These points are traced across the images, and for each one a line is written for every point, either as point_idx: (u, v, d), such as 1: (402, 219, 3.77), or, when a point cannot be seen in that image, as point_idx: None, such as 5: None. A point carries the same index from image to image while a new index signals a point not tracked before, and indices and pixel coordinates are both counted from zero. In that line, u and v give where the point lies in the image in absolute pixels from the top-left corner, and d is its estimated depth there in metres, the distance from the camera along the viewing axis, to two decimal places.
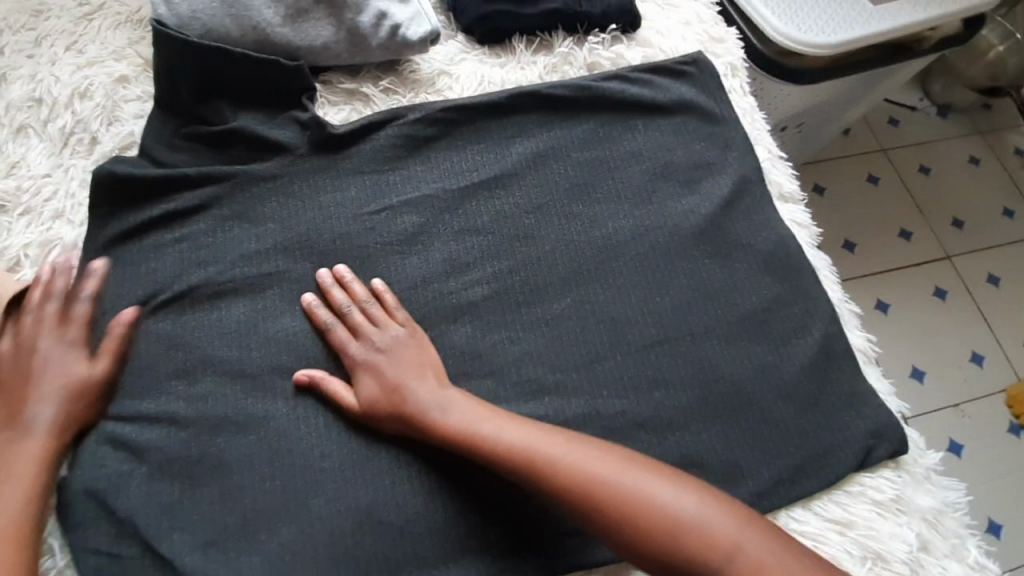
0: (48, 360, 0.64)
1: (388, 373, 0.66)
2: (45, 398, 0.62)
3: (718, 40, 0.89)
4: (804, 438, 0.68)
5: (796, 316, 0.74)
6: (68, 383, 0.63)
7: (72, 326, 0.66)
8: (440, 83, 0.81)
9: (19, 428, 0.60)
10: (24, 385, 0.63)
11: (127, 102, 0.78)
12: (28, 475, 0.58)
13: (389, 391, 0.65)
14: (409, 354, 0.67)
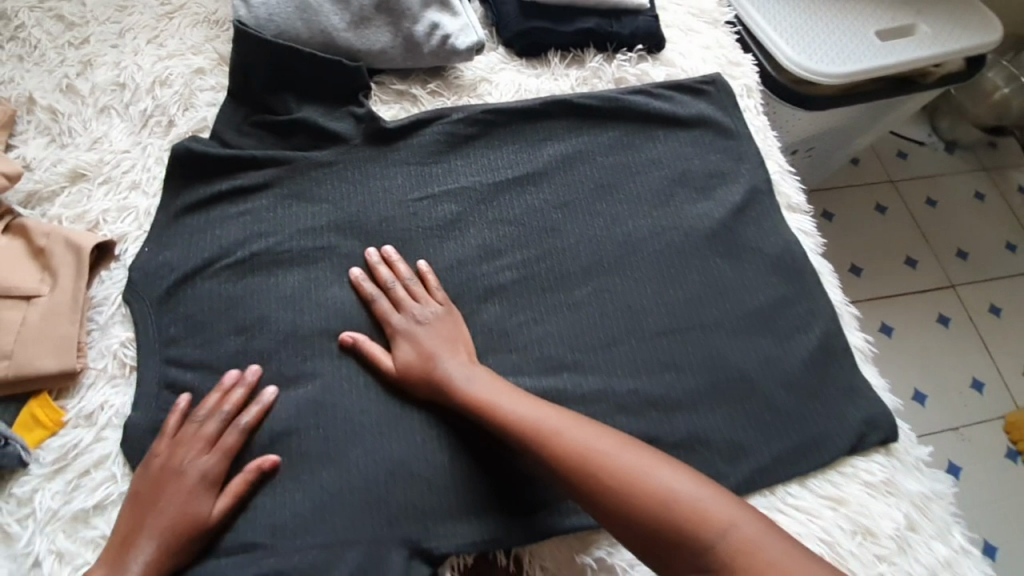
0: (176, 488, 0.63)
1: (424, 344, 0.72)
2: (157, 531, 0.61)
3: (735, 64, 0.98)
4: (803, 423, 0.74)
5: (800, 314, 0.80)
6: (179, 524, 0.62)
7: (208, 449, 0.66)
8: (481, 89, 0.89)
9: (119, 567, 0.59)
10: (138, 518, 0.61)
11: (202, 92, 0.86)
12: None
13: (425, 359, 0.71)
14: (444, 328, 0.74)
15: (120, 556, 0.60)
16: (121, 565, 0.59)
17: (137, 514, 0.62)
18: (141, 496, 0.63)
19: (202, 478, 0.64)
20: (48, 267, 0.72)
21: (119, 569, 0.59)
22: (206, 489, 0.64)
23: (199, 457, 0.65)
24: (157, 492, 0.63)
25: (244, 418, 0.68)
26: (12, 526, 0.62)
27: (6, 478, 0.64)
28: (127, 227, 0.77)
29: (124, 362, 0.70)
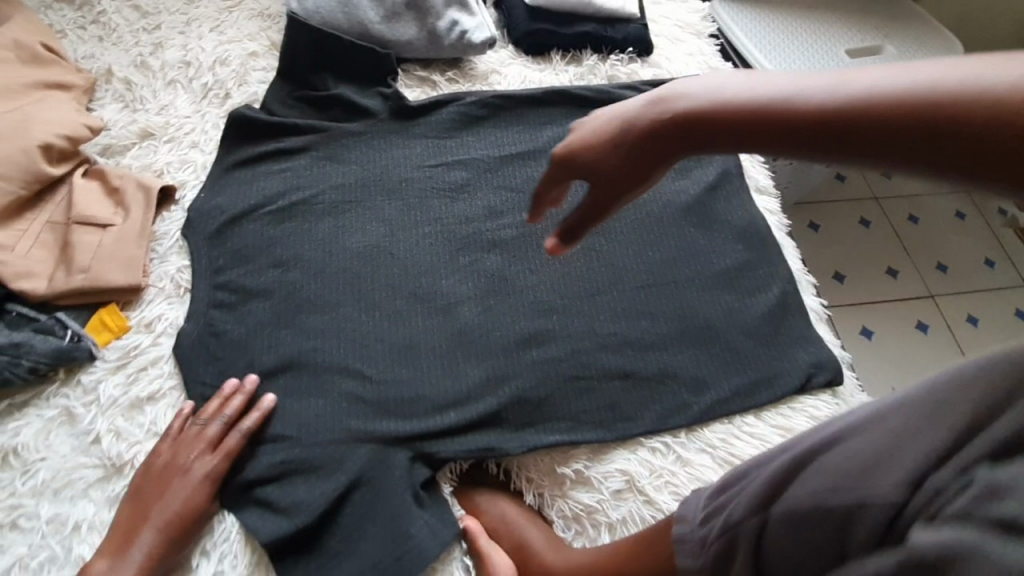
0: (179, 482, 0.68)
1: (607, 134, 0.51)
2: (160, 519, 0.65)
3: (714, 68, 1.12)
4: (759, 363, 0.85)
5: (762, 276, 0.93)
6: (180, 521, 0.66)
7: (207, 450, 0.70)
8: (492, 78, 1.03)
9: (123, 553, 0.63)
10: (140, 511, 0.66)
11: (255, 71, 1.02)
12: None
13: (597, 162, 0.51)
14: (620, 125, 0.51)
15: (121, 552, 0.64)
16: (124, 555, 0.63)
17: (138, 510, 0.66)
18: (142, 492, 0.67)
19: (204, 479, 0.68)
20: (121, 203, 0.86)
21: (119, 562, 0.63)
22: (205, 487, 0.68)
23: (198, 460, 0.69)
24: (159, 490, 0.67)
25: (245, 422, 0.73)
26: (78, 408, 0.73)
27: (76, 369, 0.75)
28: (187, 176, 0.92)
29: (180, 284, 0.82)
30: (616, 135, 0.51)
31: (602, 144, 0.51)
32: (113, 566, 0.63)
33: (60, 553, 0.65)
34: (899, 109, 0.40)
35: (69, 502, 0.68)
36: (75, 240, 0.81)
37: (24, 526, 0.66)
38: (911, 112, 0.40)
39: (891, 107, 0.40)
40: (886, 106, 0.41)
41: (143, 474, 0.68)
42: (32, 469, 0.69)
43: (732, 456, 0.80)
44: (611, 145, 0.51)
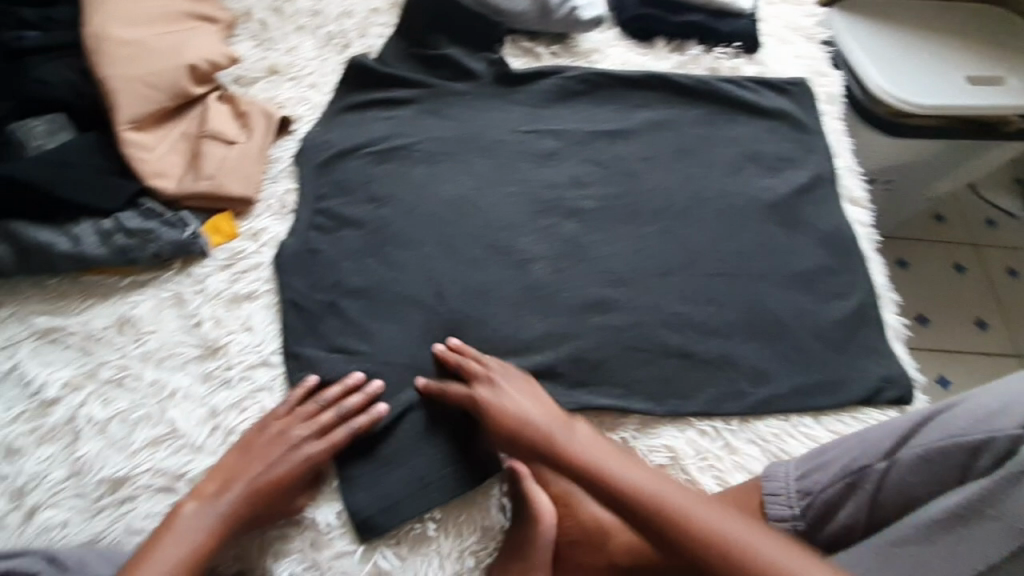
0: (280, 455, 0.70)
1: (517, 403, 0.73)
2: (251, 485, 0.67)
3: (821, 73, 1.10)
4: (825, 368, 0.84)
5: (841, 283, 0.91)
6: (272, 495, 0.68)
7: (315, 433, 0.72)
8: (593, 57, 1.06)
9: (214, 502, 0.67)
10: (238, 470, 0.69)
11: (375, 27, 1.09)
12: (194, 552, 0.63)
13: (510, 418, 0.72)
14: (527, 391, 0.75)
15: (216, 501, 0.67)
16: (214, 505, 0.66)
17: (241, 469, 0.69)
18: (249, 453, 0.70)
19: (303, 460, 0.70)
20: (246, 127, 0.94)
21: (214, 509, 0.66)
22: (303, 470, 0.70)
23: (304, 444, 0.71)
24: (263, 455, 0.70)
25: (354, 420, 0.74)
26: (188, 294, 0.82)
27: (190, 262, 0.84)
28: (303, 112, 1.00)
29: (286, 205, 0.91)
30: (527, 411, 0.72)
31: (515, 409, 0.73)
32: (206, 512, 0.66)
33: (156, 412, 0.74)
34: (691, 533, 0.60)
35: (169, 371, 0.77)
36: (204, 151, 0.90)
37: (130, 384, 0.75)
38: (678, 525, 0.60)
39: (651, 511, 0.62)
40: (694, 533, 0.59)
41: (251, 436, 0.72)
42: (143, 338, 0.78)
43: (783, 451, 0.79)
44: (525, 404, 0.73)
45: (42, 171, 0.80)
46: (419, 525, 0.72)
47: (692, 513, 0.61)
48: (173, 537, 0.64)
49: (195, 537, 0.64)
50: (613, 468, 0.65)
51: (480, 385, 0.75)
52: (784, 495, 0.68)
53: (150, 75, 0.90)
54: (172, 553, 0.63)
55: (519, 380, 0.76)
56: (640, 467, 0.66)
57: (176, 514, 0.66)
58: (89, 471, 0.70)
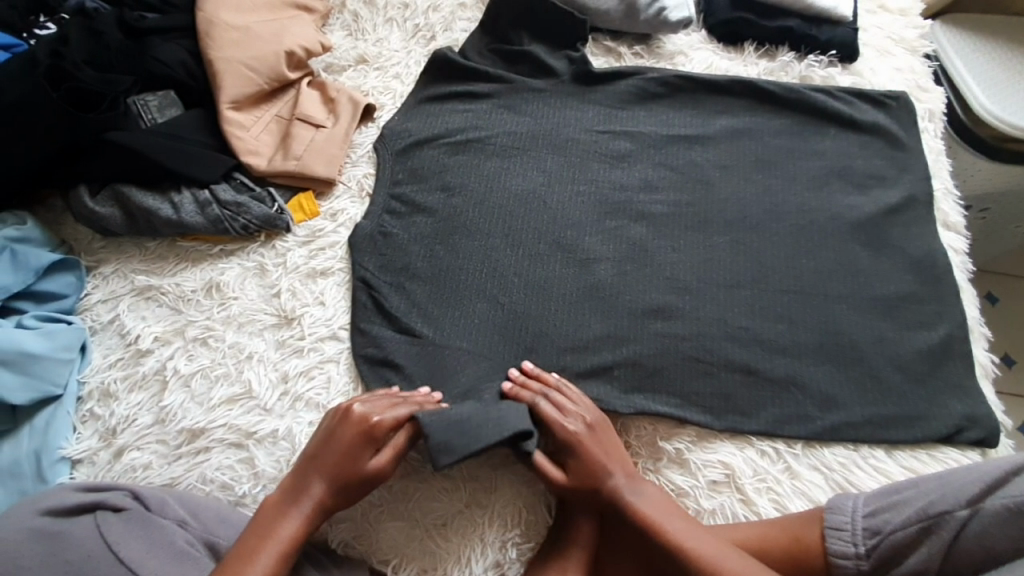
0: (351, 440, 0.71)
1: (595, 449, 0.74)
2: (330, 473, 0.70)
3: (921, 89, 1.03)
4: (902, 400, 0.79)
5: (927, 312, 0.85)
6: (345, 478, 0.70)
7: (373, 412, 0.73)
8: (677, 59, 1.04)
9: (298, 490, 0.70)
10: (315, 459, 0.71)
11: (460, 21, 1.10)
12: (287, 542, 0.67)
13: (589, 461, 0.73)
14: (604, 437, 0.75)
15: (295, 493, 0.70)
16: (299, 494, 0.69)
17: (312, 459, 0.71)
18: (316, 442, 0.72)
19: (374, 444, 0.71)
20: (333, 112, 0.99)
21: (294, 501, 0.69)
22: (368, 447, 0.71)
23: (364, 422, 0.72)
24: (328, 442, 0.72)
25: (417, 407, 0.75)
26: (270, 266, 0.87)
27: (273, 236, 0.90)
28: (386, 101, 1.03)
29: (364, 188, 0.94)
30: (604, 461, 0.73)
31: (593, 455, 0.73)
32: (289, 504, 0.69)
33: (233, 372, 0.79)
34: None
35: (247, 336, 0.82)
36: (294, 132, 0.95)
37: (213, 344, 0.81)
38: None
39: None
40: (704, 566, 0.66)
41: (324, 425, 0.73)
42: (227, 303, 0.84)
43: (849, 482, 0.75)
44: (601, 452, 0.74)
45: (153, 141, 0.87)
46: (467, 509, 0.73)
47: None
48: (262, 531, 0.67)
49: (283, 529, 0.67)
50: (680, 533, 0.68)
51: (564, 419, 0.75)
52: (848, 532, 0.65)
53: (252, 59, 0.96)
54: (263, 548, 0.66)
55: (597, 422, 0.76)
56: (704, 529, 0.69)
57: (262, 512, 0.69)
58: (172, 421, 0.76)
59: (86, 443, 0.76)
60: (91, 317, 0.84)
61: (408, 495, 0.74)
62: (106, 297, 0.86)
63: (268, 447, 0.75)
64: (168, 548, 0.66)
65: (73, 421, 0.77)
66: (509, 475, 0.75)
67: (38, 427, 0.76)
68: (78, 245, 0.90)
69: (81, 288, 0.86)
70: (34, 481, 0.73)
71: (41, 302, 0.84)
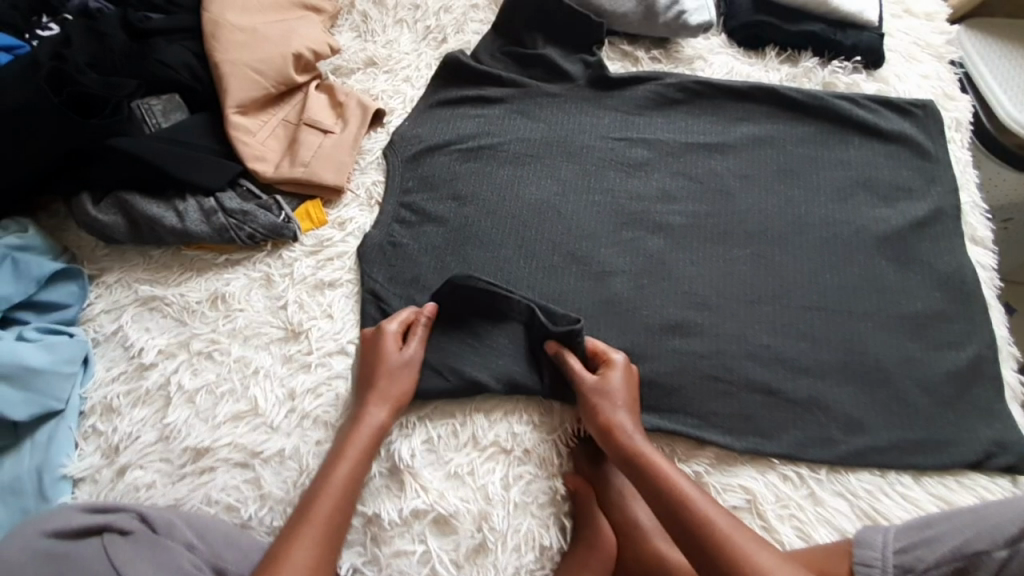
0: (382, 349, 0.76)
1: (624, 394, 0.75)
2: (375, 379, 0.74)
3: (949, 97, 1.00)
4: (931, 424, 0.77)
5: (955, 332, 0.82)
6: (387, 374, 0.75)
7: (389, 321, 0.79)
8: (696, 64, 1.01)
9: (356, 407, 0.74)
10: (361, 379, 0.76)
11: (473, 22, 1.07)
12: (361, 448, 0.70)
13: (613, 402, 0.74)
14: (635, 392, 0.77)
15: (354, 411, 0.74)
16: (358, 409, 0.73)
17: (356, 380, 0.76)
18: (357, 369, 0.77)
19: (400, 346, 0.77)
20: (342, 117, 0.96)
21: (355, 416, 0.73)
22: (393, 345, 0.77)
23: (383, 328, 0.78)
24: (365, 360, 0.77)
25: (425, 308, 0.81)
26: (276, 277, 0.84)
27: (280, 245, 0.87)
28: (396, 105, 1.00)
29: (373, 197, 0.92)
30: (627, 407, 0.74)
31: (620, 398, 0.74)
32: (352, 420, 0.73)
33: (239, 388, 0.77)
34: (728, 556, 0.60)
35: (253, 349, 0.80)
36: (302, 138, 0.93)
37: (218, 358, 0.79)
38: (711, 549, 0.61)
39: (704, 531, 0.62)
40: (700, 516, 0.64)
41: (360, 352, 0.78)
42: (232, 315, 0.82)
43: (876, 511, 0.72)
44: (629, 399, 0.75)
45: (157, 147, 0.85)
46: (479, 534, 0.71)
47: (731, 536, 0.62)
48: (334, 450, 0.71)
49: (351, 440, 0.71)
50: (680, 486, 0.67)
51: (609, 354, 0.78)
52: (878, 569, 0.62)
53: (259, 62, 0.93)
54: (340, 460, 0.69)
55: (633, 374, 0.78)
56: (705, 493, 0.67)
57: (332, 441, 0.73)
58: (176, 438, 0.74)
59: (89, 460, 0.74)
60: (93, 328, 0.82)
61: (418, 518, 0.72)
62: (109, 308, 0.83)
63: (275, 467, 0.73)
64: (172, 572, 0.63)
65: (75, 436, 0.75)
66: (521, 497, 0.74)
67: (39, 442, 0.74)
68: (82, 253, 0.88)
69: (84, 298, 0.84)
70: (33, 499, 0.71)
71: (43, 312, 0.82)
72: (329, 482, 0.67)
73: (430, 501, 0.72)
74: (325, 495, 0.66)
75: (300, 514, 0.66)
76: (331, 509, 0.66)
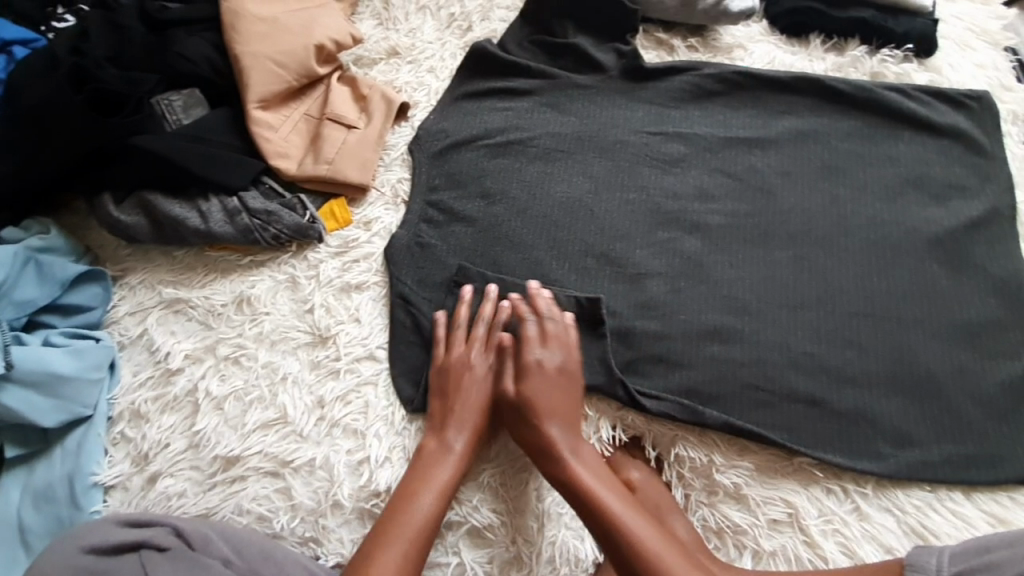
0: (474, 382, 0.75)
1: (544, 391, 0.73)
2: (472, 413, 0.73)
3: (1006, 87, 0.94)
4: (983, 437, 0.74)
5: (1011, 339, 0.78)
6: (483, 409, 0.74)
7: (492, 351, 0.78)
8: (735, 53, 0.96)
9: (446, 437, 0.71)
10: (452, 407, 0.73)
11: (499, 9, 1.02)
12: (449, 483, 0.68)
13: (532, 403, 0.72)
14: (558, 382, 0.74)
15: (441, 439, 0.71)
16: (446, 440, 0.71)
17: (446, 403, 0.74)
18: (444, 394, 0.74)
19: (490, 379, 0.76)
20: (365, 111, 0.93)
21: (447, 445, 0.71)
22: (494, 384, 0.76)
23: (472, 357, 0.76)
24: (456, 386, 0.75)
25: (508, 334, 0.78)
26: (302, 279, 0.82)
27: (305, 246, 0.85)
28: (421, 98, 0.96)
29: (398, 195, 0.89)
30: (549, 407, 0.72)
31: (543, 401, 0.72)
32: (438, 452, 0.70)
33: (267, 395, 0.76)
34: (636, 556, 0.63)
35: (281, 354, 0.78)
36: (324, 133, 0.89)
37: (245, 363, 0.77)
38: (621, 548, 0.64)
39: (613, 530, 0.65)
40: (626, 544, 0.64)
41: (447, 371, 0.76)
42: (258, 319, 0.80)
43: (923, 527, 0.70)
44: (556, 398, 0.73)
45: (180, 147, 0.82)
46: (513, 546, 0.70)
47: (639, 535, 0.64)
48: (421, 473, 0.69)
49: (442, 469, 0.69)
50: (599, 497, 0.67)
51: (531, 353, 0.76)
52: None
53: (280, 54, 0.89)
54: (425, 488, 0.67)
55: (558, 367, 0.75)
56: (638, 516, 0.66)
57: (416, 462, 0.71)
58: (205, 447, 0.73)
59: (119, 468, 0.73)
60: (119, 331, 0.81)
61: (452, 529, 0.70)
62: (134, 310, 0.82)
63: (305, 477, 0.72)
64: None
65: (105, 442, 0.75)
66: (556, 507, 0.71)
67: (70, 448, 0.74)
68: (104, 253, 0.87)
69: (108, 299, 0.82)
70: (66, 507, 0.71)
71: (68, 316, 0.81)
72: (415, 510, 0.66)
73: (464, 513, 0.70)
74: (413, 521, 0.65)
75: (379, 541, 0.64)
76: (417, 536, 0.65)
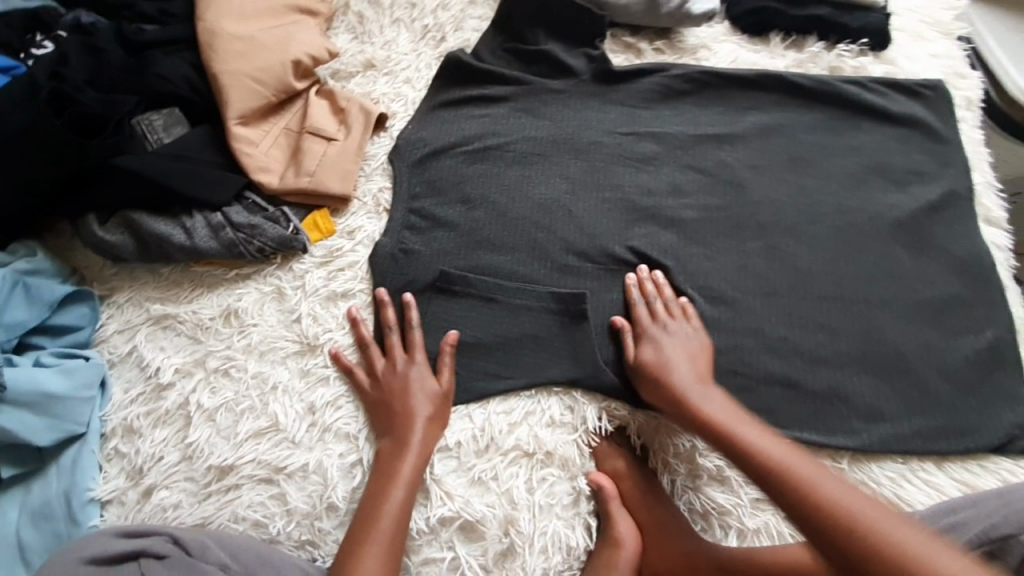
0: (408, 379, 0.77)
1: (668, 354, 0.77)
2: (416, 407, 0.75)
3: (960, 75, 0.98)
4: (951, 410, 0.78)
5: (973, 316, 0.82)
6: (431, 402, 0.76)
7: (414, 350, 0.79)
8: (700, 54, 1.00)
9: (401, 434, 0.73)
10: (394, 409, 0.75)
11: (471, 19, 1.05)
12: (412, 478, 0.71)
13: (665, 370, 0.76)
14: (686, 350, 0.78)
15: (398, 436, 0.73)
16: (403, 437, 0.73)
17: (392, 406, 0.75)
18: (381, 400, 0.76)
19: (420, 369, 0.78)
20: (344, 123, 0.94)
21: (403, 442, 0.72)
22: (430, 373, 0.78)
23: (394, 357, 0.79)
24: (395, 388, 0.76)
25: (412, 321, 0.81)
26: (288, 289, 0.84)
27: (290, 257, 0.87)
28: (398, 108, 0.98)
29: (380, 204, 0.91)
30: (676, 367, 0.76)
31: (670, 363, 0.76)
32: (399, 448, 0.72)
33: (258, 405, 0.77)
34: (790, 480, 0.62)
35: (270, 364, 0.79)
36: (304, 147, 0.91)
37: (235, 374, 0.79)
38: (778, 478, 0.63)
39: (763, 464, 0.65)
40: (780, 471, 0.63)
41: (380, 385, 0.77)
42: (246, 330, 0.82)
43: (897, 497, 0.73)
44: (684, 361, 0.77)
45: (161, 165, 0.84)
46: (505, 539, 0.71)
47: (792, 463, 0.63)
48: (384, 472, 0.71)
49: (402, 465, 0.71)
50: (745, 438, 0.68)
51: (647, 326, 0.80)
52: None
53: (257, 71, 0.91)
54: (395, 483, 0.70)
55: (679, 336, 0.79)
56: (787, 449, 0.66)
57: (376, 467, 0.72)
58: (199, 458, 0.74)
59: (114, 483, 0.74)
60: (108, 349, 0.82)
61: (445, 526, 0.72)
62: (122, 327, 0.83)
63: (299, 482, 0.73)
64: None
65: (98, 459, 0.76)
66: (545, 499, 0.74)
67: (65, 466, 0.75)
68: (90, 273, 0.88)
69: (96, 319, 0.83)
70: (63, 523, 0.72)
71: (57, 336, 0.81)
72: (387, 507, 0.69)
73: (456, 509, 0.72)
74: (386, 517, 0.68)
75: (358, 539, 0.67)
76: (393, 529, 0.68)
